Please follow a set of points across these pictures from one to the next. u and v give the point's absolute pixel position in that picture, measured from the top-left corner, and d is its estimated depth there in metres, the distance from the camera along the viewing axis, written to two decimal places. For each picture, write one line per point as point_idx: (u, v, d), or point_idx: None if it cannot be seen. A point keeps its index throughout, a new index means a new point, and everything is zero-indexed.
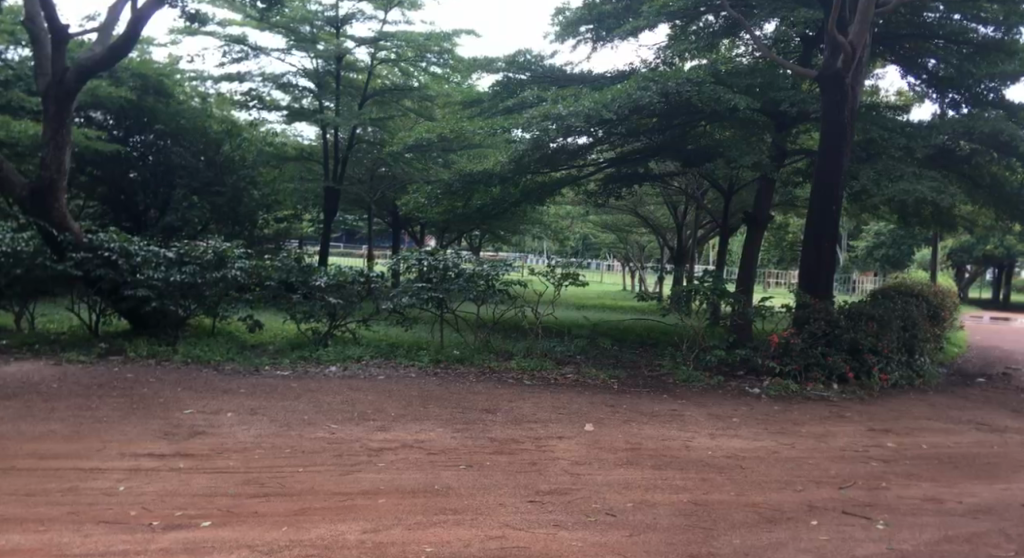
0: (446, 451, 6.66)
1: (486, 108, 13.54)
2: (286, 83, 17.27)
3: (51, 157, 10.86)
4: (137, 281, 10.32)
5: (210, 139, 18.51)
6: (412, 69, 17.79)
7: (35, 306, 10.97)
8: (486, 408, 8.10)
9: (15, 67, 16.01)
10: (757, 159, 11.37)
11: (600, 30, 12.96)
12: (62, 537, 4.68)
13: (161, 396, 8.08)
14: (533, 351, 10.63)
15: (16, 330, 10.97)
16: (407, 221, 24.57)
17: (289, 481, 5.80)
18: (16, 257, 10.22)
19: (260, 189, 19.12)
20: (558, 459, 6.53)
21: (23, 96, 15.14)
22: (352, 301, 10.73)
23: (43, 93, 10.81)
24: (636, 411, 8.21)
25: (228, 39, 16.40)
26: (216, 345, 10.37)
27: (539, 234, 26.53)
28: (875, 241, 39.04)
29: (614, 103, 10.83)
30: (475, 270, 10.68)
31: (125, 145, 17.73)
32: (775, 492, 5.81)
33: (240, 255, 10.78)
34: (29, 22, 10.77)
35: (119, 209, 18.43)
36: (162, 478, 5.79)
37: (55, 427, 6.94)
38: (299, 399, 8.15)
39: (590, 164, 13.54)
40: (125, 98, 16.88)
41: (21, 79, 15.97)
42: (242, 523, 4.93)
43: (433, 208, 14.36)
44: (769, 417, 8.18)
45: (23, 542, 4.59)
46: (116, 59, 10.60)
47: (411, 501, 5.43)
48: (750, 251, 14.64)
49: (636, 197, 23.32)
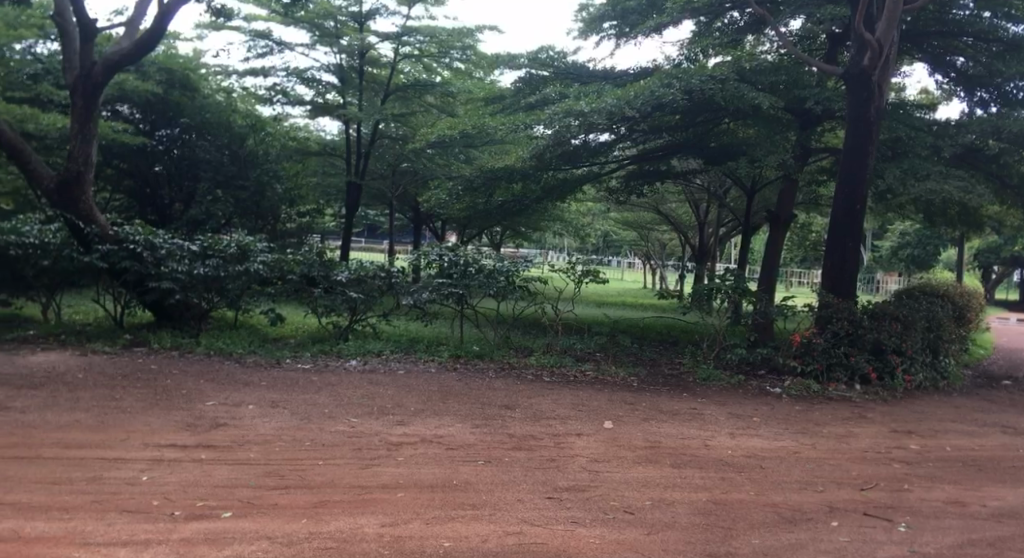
0: (465, 447, 6.71)
1: (509, 105, 13.46)
2: (310, 77, 17.36)
3: (78, 149, 10.84)
4: (160, 274, 10.29)
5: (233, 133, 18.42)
6: (435, 64, 17.66)
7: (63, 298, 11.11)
8: (505, 405, 8.11)
9: (44, 61, 16.16)
10: (782, 157, 11.18)
11: (623, 26, 12.78)
12: (86, 525, 4.73)
13: (184, 387, 8.14)
14: (552, 348, 10.49)
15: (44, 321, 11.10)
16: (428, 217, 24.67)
17: (310, 474, 5.86)
18: (43, 248, 10.33)
19: (283, 184, 18.67)
20: (576, 456, 6.54)
21: (51, 89, 15.37)
22: (372, 296, 10.68)
23: (71, 87, 10.84)
24: (656, 409, 8.17)
25: (252, 34, 16.44)
26: (239, 339, 10.41)
27: (563, 231, 26.60)
28: (900, 242, 39.05)
29: (638, 100, 10.79)
30: (493, 267, 10.56)
31: (151, 139, 17.96)
32: (795, 492, 5.78)
33: (263, 248, 10.74)
34: (58, 17, 10.78)
35: (144, 204, 18.75)
36: (184, 469, 5.87)
37: (80, 417, 7.02)
38: (319, 392, 8.20)
39: (613, 161, 13.38)
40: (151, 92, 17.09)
41: (49, 73, 16.11)
42: (263, 515, 4.98)
43: (453, 203, 14.42)
44: (790, 417, 8.10)
45: (48, 530, 4.64)
46: (143, 54, 10.63)
47: (429, 495, 5.47)
48: (773, 249, 14.40)
49: (657, 195, 23.14)
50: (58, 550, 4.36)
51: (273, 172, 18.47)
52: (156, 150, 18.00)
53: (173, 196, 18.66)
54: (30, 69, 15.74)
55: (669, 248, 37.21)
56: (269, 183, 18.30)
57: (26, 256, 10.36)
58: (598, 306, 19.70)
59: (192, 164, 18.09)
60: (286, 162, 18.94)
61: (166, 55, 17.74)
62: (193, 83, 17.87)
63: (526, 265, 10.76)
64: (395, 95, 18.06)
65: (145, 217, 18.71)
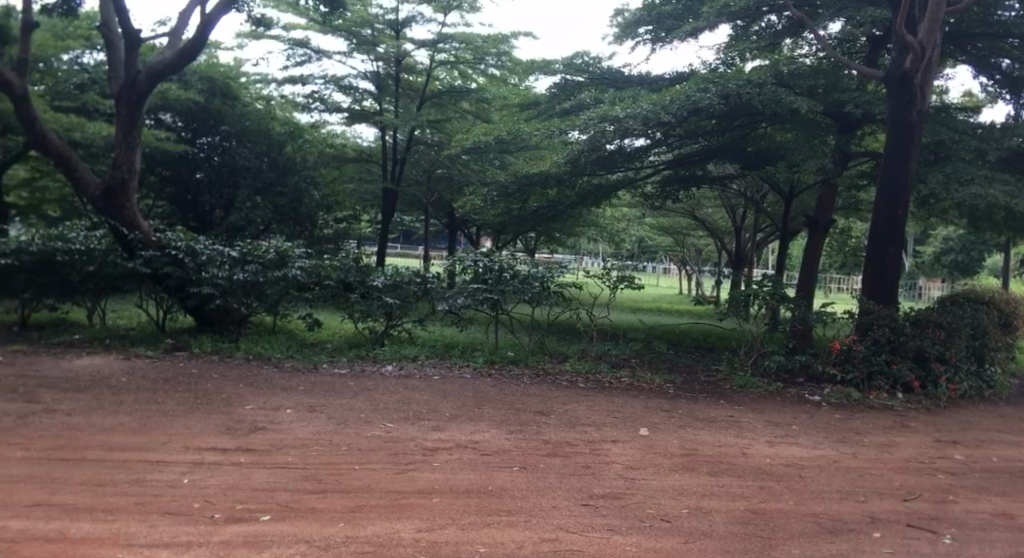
0: (501, 452, 6.71)
1: (543, 111, 13.46)
2: (347, 84, 17.52)
3: (122, 157, 11.13)
4: (201, 279, 10.43)
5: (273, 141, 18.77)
6: (470, 71, 17.76)
7: (108, 303, 11.22)
8: (540, 411, 8.09)
9: (90, 71, 16.50)
10: (821, 162, 11.09)
11: (659, 31, 12.70)
12: (129, 527, 4.81)
13: (224, 391, 8.26)
14: (588, 354, 10.46)
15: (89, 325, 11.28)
16: (462, 222, 24.69)
17: (347, 478, 5.90)
18: (88, 254, 10.51)
19: (320, 191, 19.20)
20: (612, 463, 6.51)
21: (96, 98, 15.77)
22: (408, 301, 10.79)
23: (116, 96, 11.09)
24: (692, 417, 8.10)
25: (290, 43, 16.66)
26: (277, 343, 10.54)
27: (597, 237, 26.54)
28: (942, 247, 38.20)
29: (674, 105, 10.75)
30: (528, 272, 10.53)
31: (193, 146, 18.28)
32: (835, 502, 5.69)
33: (301, 254, 10.89)
34: (104, 27, 11.04)
35: (185, 209, 19.08)
36: (224, 472, 5.95)
37: (124, 419, 7.15)
38: (355, 397, 8.26)
39: (648, 167, 13.20)
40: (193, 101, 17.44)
41: (95, 82, 16.39)
42: (301, 518, 5.02)
43: (488, 209, 14.48)
44: (830, 426, 7.98)
45: (93, 531, 4.73)
46: (185, 64, 10.83)
47: (464, 501, 5.47)
48: (810, 255, 14.18)
49: (693, 199, 22.90)
50: (103, 551, 4.44)
51: (310, 178, 18.94)
52: (196, 158, 18.36)
53: (213, 203, 18.97)
54: (77, 79, 16.12)
55: (704, 254, 36.87)
56: (307, 190, 18.82)
57: (71, 262, 10.53)
58: (633, 311, 19.64)
59: (231, 171, 18.44)
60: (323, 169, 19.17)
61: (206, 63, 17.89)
62: (233, 91, 18.01)
63: (562, 271, 10.72)
64: (431, 101, 18.18)
65: (186, 223, 19.09)
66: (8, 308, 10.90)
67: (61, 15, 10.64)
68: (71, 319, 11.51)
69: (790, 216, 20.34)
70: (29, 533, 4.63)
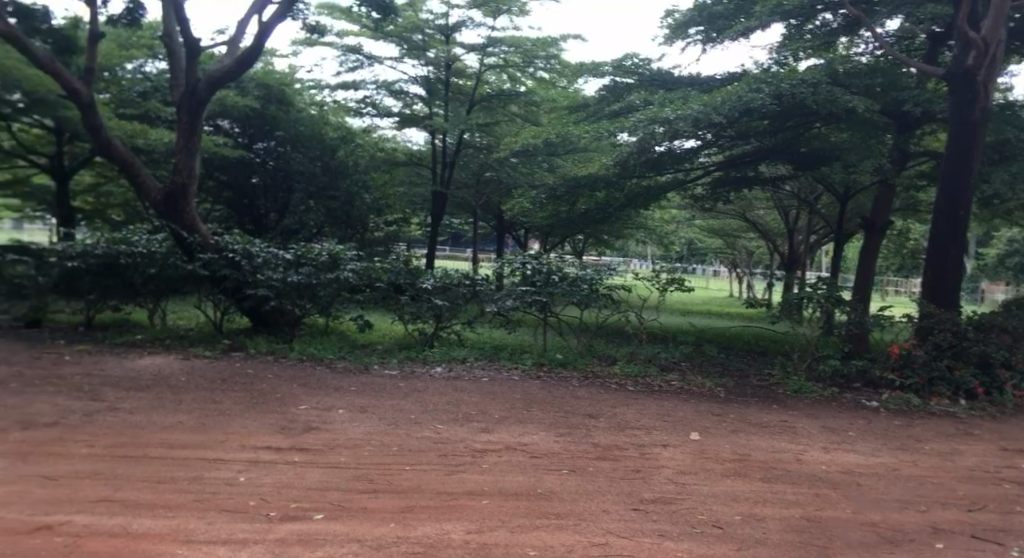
0: (550, 455, 6.70)
1: (592, 113, 13.43)
2: (399, 89, 17.75)
3: (183, 162, 11.46)
4: (257, 281, 10.68)
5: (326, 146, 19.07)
6: (520, 74, 17.78)
7: (168, 305, 11.47)
8: (589, 413, 8.06)
9: (153, 80, 17.01)
10: (878, 162, 10.87)
11: (711, 31, 12.61)
12: (188, 523, 4.93)
13: (278, 391, 8.42)
14: (637, 357, 10.39)
15: (150, 326, 11.49)
16: (510, 225, 24.74)
17: (398, 478, 5.95)
18: (150, 257, 10.80)
19: (371, 193, 19.40)
20: (663, 468, 6.44)
21: (159, 106, 16.36)
22: (457, 303, 10.81)
23: (177, 103, 11.42)
24: (744, 421, 7.98)
25: (344, 49, 16.97)
26: (329, 345, 10.70)
27: (646, 239, 26.37)
28: (1007, 249, 36.82)
29: (725, 105, 10.61)
30: (577, 275, 10.54)
31: (250, 151, 18.79)
32: (894, 511, 5.53)
33: (352, 257, 11.03)
34: (167, 37, 11.37)
35: (241, 213, 19.49)
36: (279, 470, 6.06)
37: (183, 418, 7.34)
38: (405, 398, 8.33)
39: (698, 168, 13.16)
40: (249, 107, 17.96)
41: (158, 90, 16.96)
42: (353, 518, 5.09)
43: (538, 212, 14.58)
44: (889, 432, 7.77)
45: (154, 527, 4.85)
46: (243, 71, 11.08)
47: (514, 503, 5.48)
48: (867, 257, 13.75)
49: (744, 201, 22.46)
50: (163, 546, 4.55)
51: (362, 181, 19.13)
52: (253, 162, 18.75)
53: (268, 207, 19.35)
54: (139, 88, 16.70)
55: (756, 256, 36.27)
56: (358, 193, 19.00)
57: (133, 265, 10.83)
58: (684, 314, 19.55)
59: (286, 175, 18.80)
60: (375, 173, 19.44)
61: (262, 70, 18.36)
62: (288, 97, 18.55)
63: (611, 273, 10.67)
64: (480, 105, 18.27)
65: (243, 227, 19.56)
66: (75, 308, 11.24)
67: (126, 26, 10.98)
68: (133, 320, 11.73)
69: (847, 217, 19.84)
70: (92, 528, 4.77)
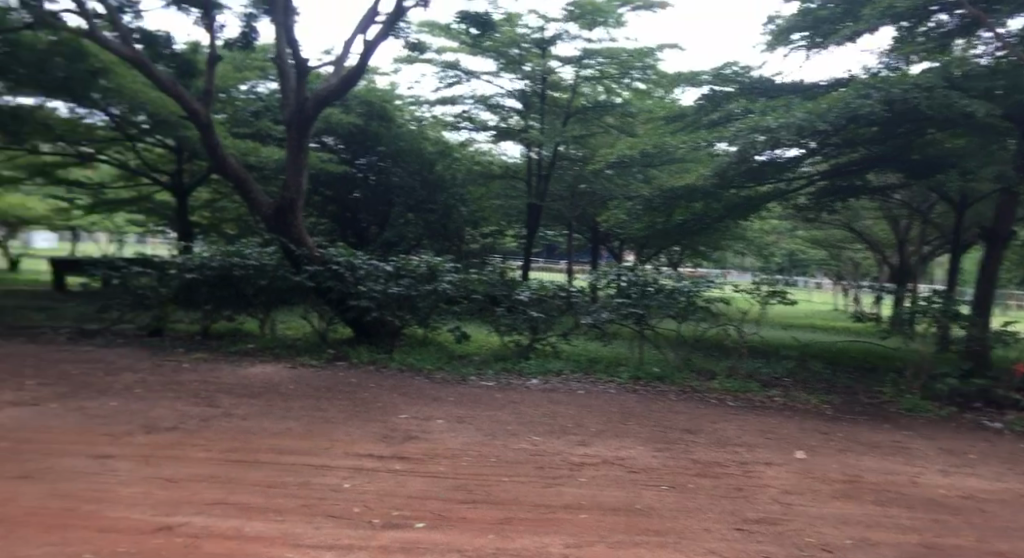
0: (648, 470, 6.59)
1: (687, 125, 13.14)
2: (495, 103, 17.95)
3: (292, 178, 11.96)
4: (359, 292, 10.97)
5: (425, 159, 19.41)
6: (615, 85, 17.63)
7: (277, 315, 11.74)
8: (688, 429, 7.91)
9: (264, 100, 17.64)
10: (999, 169, 10.31)
11: (816, 37, 12.24)
12: (296, 527, 5.06)
13: (379, 400, 8.62)
14: (738, 372, 10.16)
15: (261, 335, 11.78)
16: (606, 237, 25.08)
17: (496, 490, 5.98)
18: (260, 269, 11.25)
19: (468, 206, 19.71)
20: (767, 487, 6.24)
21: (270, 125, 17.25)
22: (552, 315, 10.89)
23: (287, 122, 11.91)
24: (853, 441, 7.65)
25: (443, 65, 17.33)
26: (428, 355, 10.87)
27: (744, 251, 25.70)
28: None
29: (832, 112, 10.28)
30: (673, 287, 10.49)
31: (352, 166, 19.52)
32: (1023, 541, 5.17)
33: (450, 268, 11.23)
34: (278, 59, 11.85)
35: (346, 226, 20.40)
36: (381, 478, 6.19)
37: (291, 424, 7.61)
38: (502, 409, 8.38)
39: (801, 177, 12.78)
40: (354, 123, 18.90)
41: (269, 110, 17.50)
42: (453, 527, 5.13)
43: (631, 223, 14.81)
44: (1014, 456, 7.30)
45: (265, 529, 5.00)
46: (348, 90, 11.44)
47: (613, 518, 5.41)
48: (987, 269, 13.04)
49: (853, 211, 21.38)
50: (273, 548, 4.67)
51: (459, 195, 19.54)
52: (356, 177, 19.53)
53: (369, 220, 20.14)
54: (252, 107, 17.29)
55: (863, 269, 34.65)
56: (455, 206, 19.49)
57: (245, 276, 11.32)
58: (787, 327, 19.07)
59: (386, 190, 19.49)
60: (471, 186, 19.56)
61: (366, 88, 19.31)
62: (390, 114, 19.30)
63: (709, 285, 10.54)
64: (576, 117, 18.09)
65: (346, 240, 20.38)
66: (193, 319, 11.82)
67: (240, 49, 11.45)
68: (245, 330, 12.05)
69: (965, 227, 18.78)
70: (209, 529, 4.93)
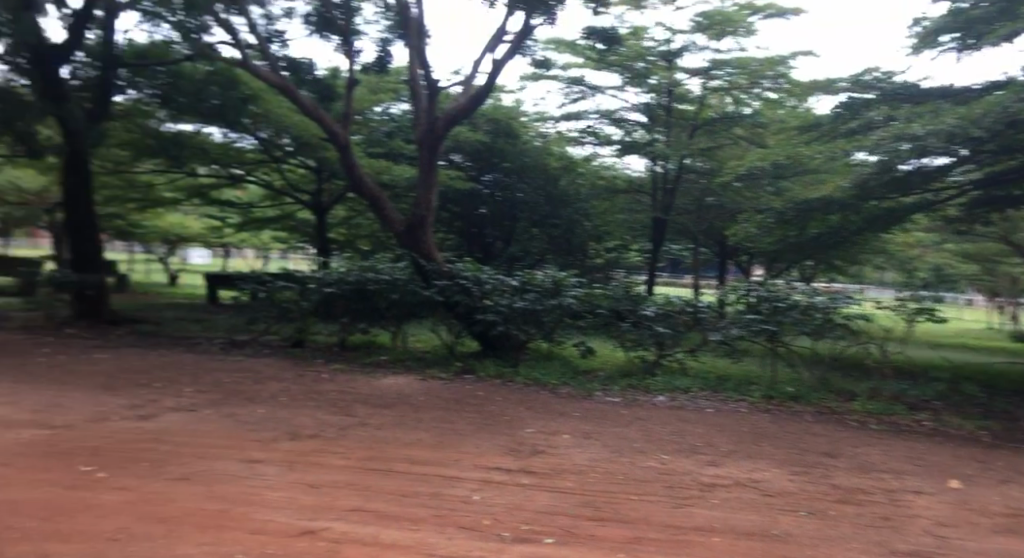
0: (784, 495, 6.30)
1: (823, 134, 12.74)
2: (620, 117, 17.91)
3: (423, 195, 12.38)
4: (485, 306, 11.20)
5: (549, 174, 19.69)
6: (745, 96, 17.36)
7: (408, 329, 12.04)
8: (827, 452, 7.53)
9: (396, 119, 18.49)
10: None
11: (967, 39, 11.66)
12: (429, 537, 5.11)
13: (506, 414, 8.69)
14: (881, 394, 9.70)
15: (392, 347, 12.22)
16: (732, 252, 24.17)
17: (626, 508, 5.86)
18: (393, 283, 11.69)
19: (592, 221, 19.63)
20: (918, 518, 5.82)
21: (402, 144, 17.90)
22: (679, 331, 10.67)
23: (418, 140, 12.30)
24: (1015, 471, 7.04)
25: (568, 81, 17.45)
26: (553, 370, 10.90)
27: (884, 266, 24.26)
28: None
29: (987, 117, 9.98)
30: (809, 303, 10.03)
31: (478, 182, 19.98)
32: None
33: (574, 283, 11.29)
34: (410, 79, 12.23)
35: (470, 243, 20.50)
36: (510, 492, 6.21)
37: (422, 435, 7.79)
38: (628, 426, 8.27)
39: (950, 187, 12.10)
40: (481, 141, 19.57)
41: (402, 129, 18.44)
42: (582, 544, 5.05)
43: (763, 236, 14.35)
44: None
45: (400, 537, 5.08)
46: (477, 108, 11.69)
47: (750, 543, 5.18)
48: None
49: (1010, 222, 19.64)
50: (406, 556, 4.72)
51: (583, 210, 19.52)
52: (482, 194, 19.90)
53: (495, 235, 20.38)
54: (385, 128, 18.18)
55: None
56: (580, 221, 19.57)
57: (378, 290, 11.78)
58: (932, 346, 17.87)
59: (512, 207, 19.90)
60: (595, 201, 19.42)
61: (494, 107, 20.10)
62: (515, 130, 19.78)
63: (848, 302, 10.05)
64: (703, 130, 17.82)
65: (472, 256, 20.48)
66: (332, 331, 12.32)
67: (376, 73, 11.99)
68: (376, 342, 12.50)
69: None
70: (348, 535, 5.05)
